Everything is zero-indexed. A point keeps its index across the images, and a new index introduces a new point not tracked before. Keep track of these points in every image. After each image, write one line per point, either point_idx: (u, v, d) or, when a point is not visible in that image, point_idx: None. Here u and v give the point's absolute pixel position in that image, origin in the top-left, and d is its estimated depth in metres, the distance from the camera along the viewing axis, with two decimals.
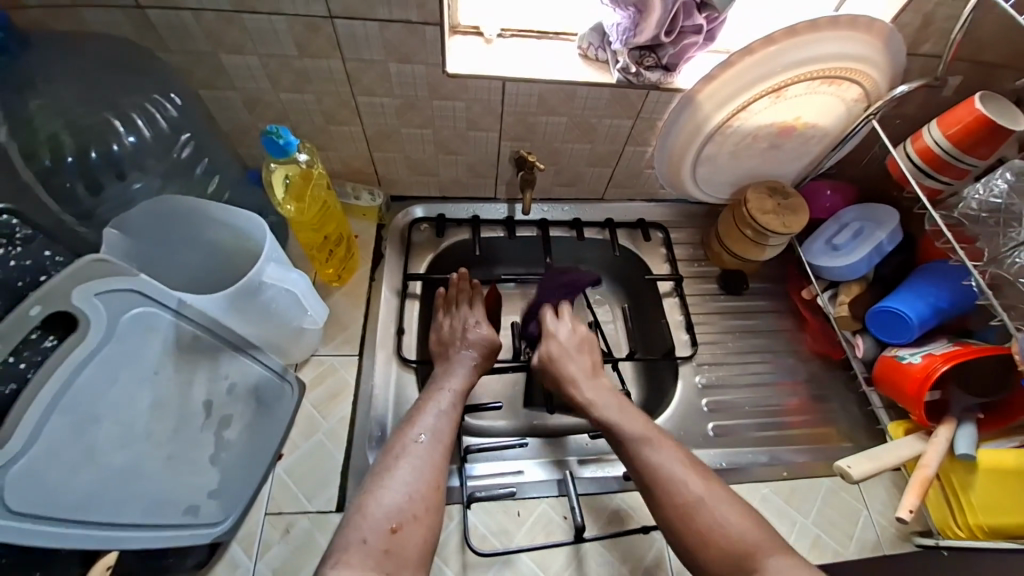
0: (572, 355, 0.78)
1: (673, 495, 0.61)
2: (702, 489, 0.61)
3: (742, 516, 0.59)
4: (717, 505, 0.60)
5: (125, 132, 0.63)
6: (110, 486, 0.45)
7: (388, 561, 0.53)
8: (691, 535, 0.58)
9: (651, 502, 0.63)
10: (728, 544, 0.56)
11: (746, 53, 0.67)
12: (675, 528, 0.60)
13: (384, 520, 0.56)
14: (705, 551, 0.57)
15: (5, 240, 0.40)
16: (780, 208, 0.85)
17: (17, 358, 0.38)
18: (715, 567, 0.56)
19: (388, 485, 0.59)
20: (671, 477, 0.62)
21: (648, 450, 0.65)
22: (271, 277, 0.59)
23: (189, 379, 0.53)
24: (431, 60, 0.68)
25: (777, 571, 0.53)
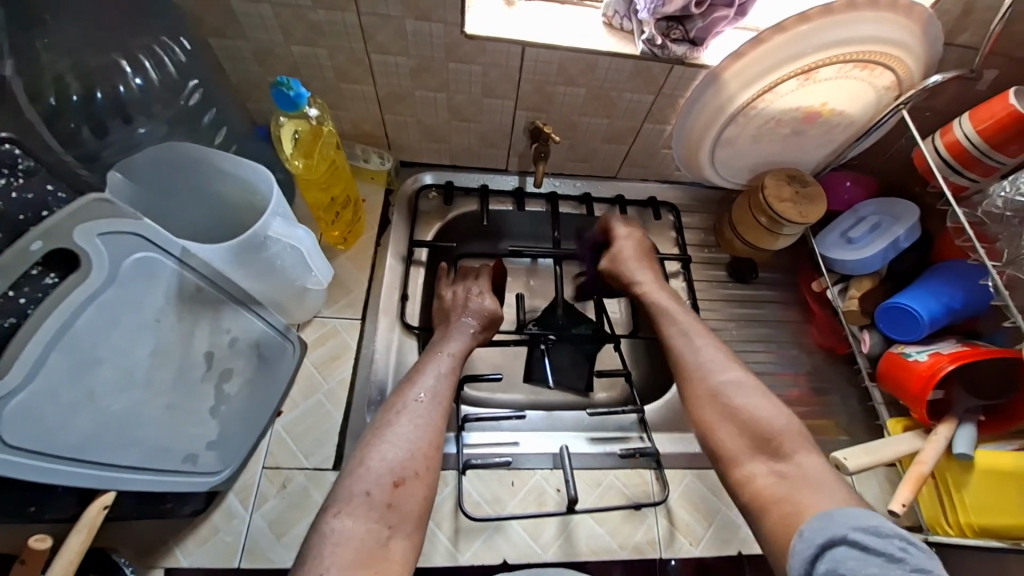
0: (636, 260, 0.83)
1: (706, 380, 0.67)
2: (736, 381, 0.66)
3: (774, 407, 0.63)
4: (753, 396, 0.64)
5: (132, 74, 0.62)
6: (109, 428, 0.45)
7: (392, 514, 0.55)
8: (721, 413, 0.64)
9: (686, 386, 0.69)
10: (755, 428, 0.62)
11: (778, 30, 0.64)
12: (702, 409, 0.66)
13: (387, 474, 0.57)
14: (728, 430, 0.63)
15: (6, 170, 0.39)
16: (798, 196, 0.83)
17: (17, 293, 0.37)
18: (732, 444, 0.62)
19: (392, 441, 0.60)
20: (708, 366, 0.68)
21: (693, 343, 0.71)
22: (276, 232, 0.58)
23: (191, 331, 0.52)
24: (449, 19, 0.65)
25: (798, 458, 0.58)
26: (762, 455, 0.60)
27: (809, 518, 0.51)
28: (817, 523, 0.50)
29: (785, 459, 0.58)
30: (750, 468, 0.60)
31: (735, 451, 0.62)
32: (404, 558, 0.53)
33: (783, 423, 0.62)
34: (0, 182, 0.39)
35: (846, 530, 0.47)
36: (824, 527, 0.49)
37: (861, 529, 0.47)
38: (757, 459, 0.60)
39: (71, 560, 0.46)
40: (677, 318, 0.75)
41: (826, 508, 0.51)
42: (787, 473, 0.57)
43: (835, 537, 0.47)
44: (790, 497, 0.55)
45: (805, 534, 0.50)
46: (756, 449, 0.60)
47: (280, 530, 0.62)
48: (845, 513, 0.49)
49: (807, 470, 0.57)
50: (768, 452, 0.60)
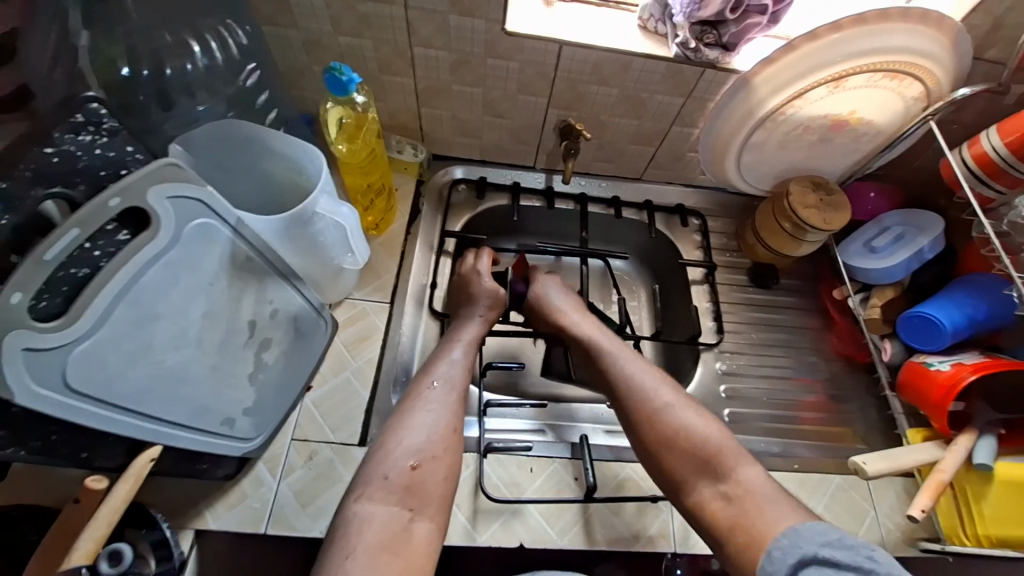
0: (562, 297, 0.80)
1: (644, 407, 0.67)
2: (670, 401, 0.67)
3: (707, 424, 0.65)
4: (688, 416, 0.65)
5: (198, 53, 0.64)
6: (160, 383, 0.48)
7: (412, 497, 0.56)
8: (660, 439, 0.64)
9: (625, 415, 0.68)
10: (694, 451, 0.63)
11: (809, 38, 0.66)
12: (642, 434, 0.66)
13: (405, 458, 0.58)
14: (670, 456, 0.64)
15: (92, 128, 0.37)
16: (823, 204, 0.85)
17: (93, 246, 0.40)
18: (676, 470, 0.63)
19: (407, 429, 0.61)
20: (640, 391, 0.68)
21: (622, 369, 0.70)
22: (323, 209, 0.60)
23: (239, 297, 0.54)
24: (491, 16, 0.68)
25: (741, 475, 0.60)
26: (707, 477, 0.61)
27: (775, 534, 0.54)
28: (787, 541, 0.53)
29: (729, 480, 0.60)
30: (698, 493, 0.61)
31: (678, 478, 0.63)
32: (426, 539, 0.55)
33: (720, 439, 0.63)
34: (87, 138, 0.37)
35: (816, 548, 0.51)
36: (796, 544, 0.52)
37: (828, 544, 0.51)
38: (702, 481, 0.62)
39: (116, 506, 0.47)
40: (604, 346, 0.74)
41: (793, 524, 0.54)
42: (732, 494, 0.60)
43: (807, 556, 0.51)
44: (741, 519, 0.57)
45: (775, 554, 0.53)
46: (699, 471, 0.62)
47: (306, 500, 0.64)
48: (810, 528, 0.53)
49: (751, 489, 0.59)
50: (711, 475, 0.61)
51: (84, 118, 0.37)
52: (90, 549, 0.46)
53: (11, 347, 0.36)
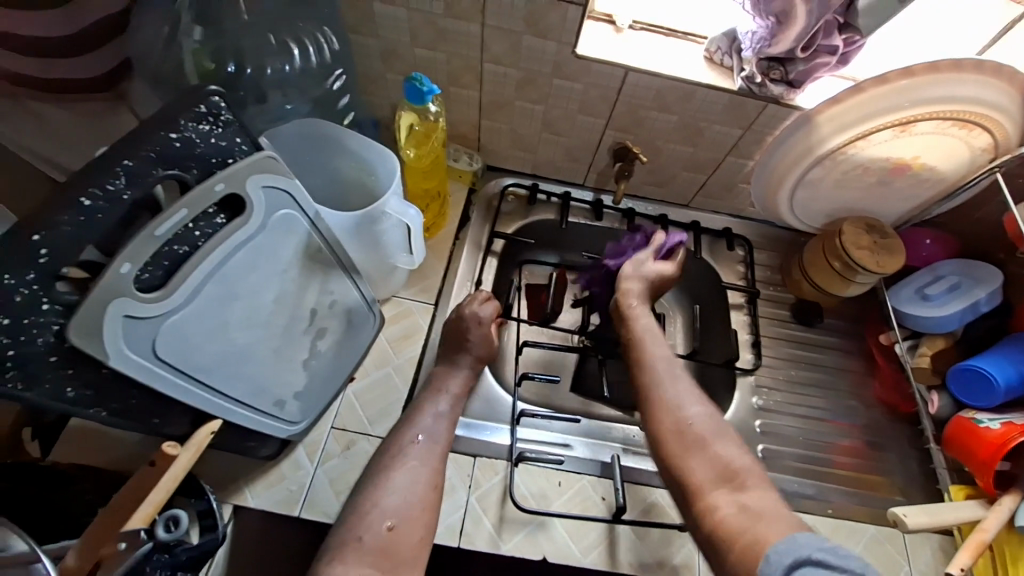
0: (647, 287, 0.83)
1: (674, 413, 0.67)
2: (701, 413, 0.67)
3: (733, 445, 0.64)
4: (716, 431, 0.65)
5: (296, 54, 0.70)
6: (229, 360, 0.50)
7: (386, 561, 0.58)
8: (686, 444, 0.64)
9: (654, 418, 0.68)
10: (718, 461, 0.62)
11: (878, 81, 0.67)
12: (668, 438, 0.66)
13: (382, 520, 0.60)
14: (691, 464, 0.63)
15: (212, 119, 0.41)
16: (876, 246, 0.84)
17: (194, 227, 0.43)
18: (695, 476, 0.62)
19: (386, 488, 0.61)
20: (675, 403, 0.68)
21: (660, 380, 0.71)
22: (391, 209, 0.63)
23: (306, 286, 0.57)
24: (564, 39, 0.71)
25: (758, 490, 0.58)
26: (725, 487, 0.60)
27: (774, 540, 0.51)
28: (784, 546, 0.50)
29: (747, 491, 0.58)
30: (713, 500, 0.59)
31: (691, 483, 0.62)
32: None
33: (744, 456, 0.63)
34: (206, 128, 0.41)
35: (813, 551, 0.48)
36: (792, 548, 0.49)
37: (827, 550, 0.48)
38: (719, 490, 0.60)
39: (174, 478, 0.45)
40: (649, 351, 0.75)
41: (793, 533, 0.52)
42: (749, 505, 0.57)
43: (801, 558, 0.48)
44: (752, 528, 0.54)
45: (771, 557, 0.50)
46: (718, 482, 0.60)
47: (339, 488, 0.66)
48: (807, 536, 0.50)
49: (766, 503, 0.57)
50: (729, 485, 0.60)
51: (205, 109, 0.40)
52: (150, 514, 0.44)
53: (113, 312, 0.38)
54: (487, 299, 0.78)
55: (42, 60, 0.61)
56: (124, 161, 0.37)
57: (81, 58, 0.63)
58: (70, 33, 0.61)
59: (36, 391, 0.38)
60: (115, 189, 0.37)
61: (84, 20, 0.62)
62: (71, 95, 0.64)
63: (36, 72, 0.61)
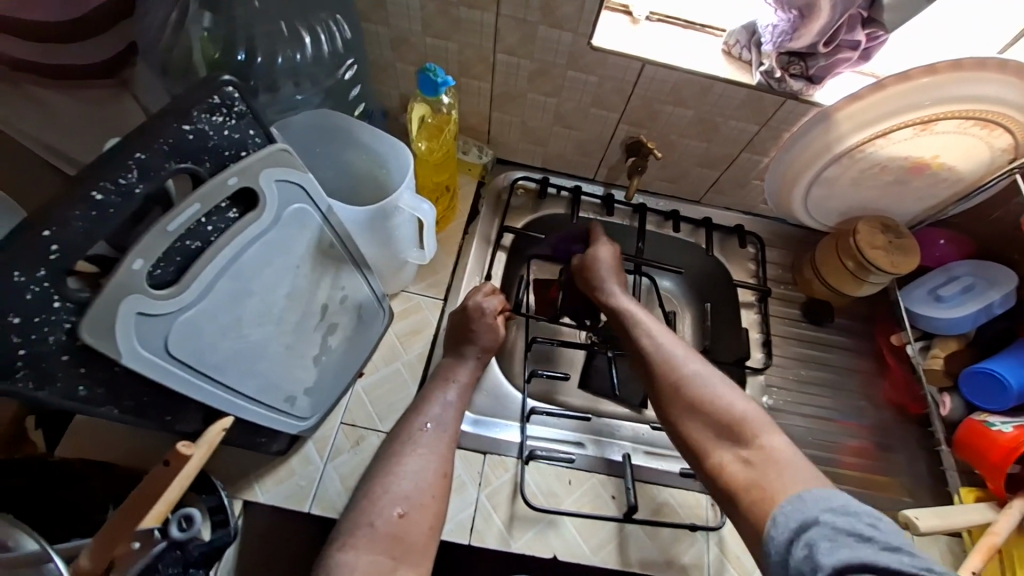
0: (609, 270, 0.81)
1: (670, 371, 0.69)
2: (696, 369, 0.68)
3: (735, 394, 0.65)
4: (713, 384, 0.66)
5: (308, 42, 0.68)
6: (241, 357, 0.49)
7: (398, 547, 0.57)
8: (684, 403, 0.66)
9: (652, 380, 0.70)
10: (718, 416, 0.63)
11: (901, 78, 0.65)
12: (666, 398, 0.68)
13: (393, 506, 0.58)
14: (693, 423, 0.65)
15: (225, 110, 0.40)
16: (890, 246, 0.82)
17: (207, 221, 0.41)
18: (697, 433, 0.64)
19: (398, 474, 0.60)
20: (674, 359, 0.69)
21: (658, 337, 0.72)
22: (404, 204, 0.62)
23: (318, 281, 0.56)
24: (580, 30, 0.69)
25: (764, 442, 0.60)
26: (727, 441, 0.62)
27: (781, 500, 0.54)
28: (790, 507, 0.53)
29: (751, 445, 0.60)
30: (718, 457, 0.62)
31: (701, 440, 0.64)
32: None
33: (745, 407, 0.64)
34: (219, 119, 0.40)
35: (819, 512, 0.51)
36: (797, 509, 0.52)
37: (832, 510, 0.50)
38: (723, 445, 0.62)
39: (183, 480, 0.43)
40: (636, 316, 0.76)
41: (799, 490, 0.54)
42: (753, 458, 0.59)
43: (806, 520, 0.51)
44: (759, 483, 0.57)
45: (779, 518, 0.53)
46: (721, 436, 0.62)
47: (349, 484, 0.66)
48: (814, 495, 0.53)
49: (773, 454, 0.58)
50: (731, 439, 0.62)
51: (219, 100, 0.39)
52: (160, 512, 0.43)
53: (126, 310, 0.37)
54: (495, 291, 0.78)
55: (44, 46, 0.60)
56: (137, 153, 0.35)
57: (86, 45, 0.62)
58: (71, 20, 0.60)
59: (48, 390, 0.37)
60: (127, 183, 0.35)
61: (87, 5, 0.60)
62: (74, 83, 0.62)
63: (39, 59, 0.60)
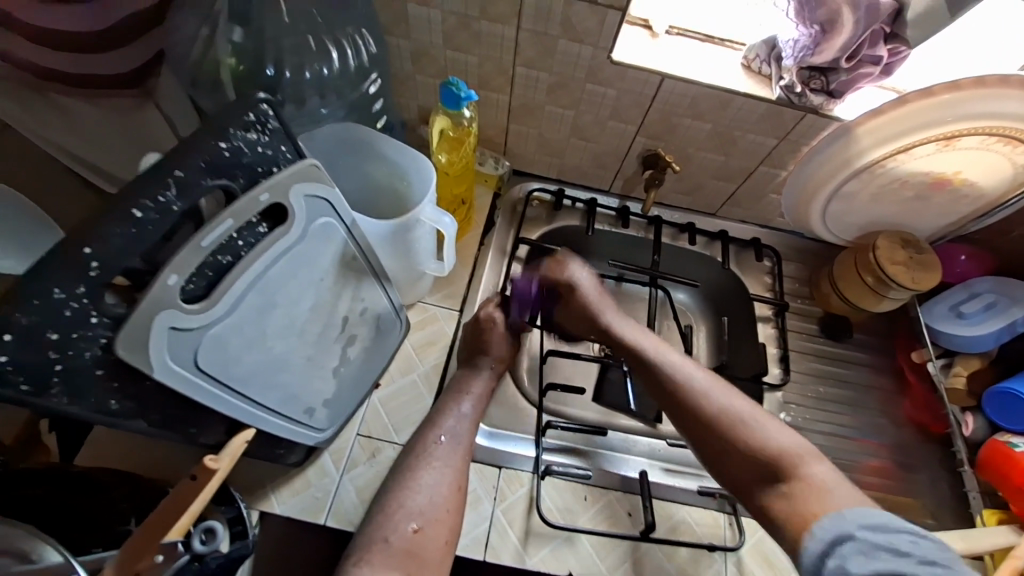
0: (603, 300, 0.77)
1: (701, 411, 0.66)
2: (725, 403, 0.65)
3: (769, 424, 0.64)
4: (746, 418, 0.64)
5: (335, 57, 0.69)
6: (265, 369, 0.50)
7: (413, 563, 0.56)
8: (720, 444, 0.64)
9: (681, 419, 0.67)
10: (757, 454, 0.62)
11: (923, 94, 0.65)
12: (701, 440, 0.65)
13: (407, 522, 0.58)
14: (734, 464, 0.63)
15: (260, 127, 0.41)
16: (911, 261, 0.82)
17: (238, 236, 0.42)
18: (738, 473, 0.63)
19: (413, 488, 0.60)
20: (703, 391, 0.67)
21: (681, 365, 0.69)
22: (426, 216, 0.62)
23: (340, 293, 0.56)
24: (600, 44, 0.69)
25: (806, 474, 0.59)
26: (770, 478, 0.61)
27: (817, 515, 0.56)
28: (828, 522, 0.55)
29: (794, 478, 0.59)
30: (763, 496, 0.61)
31: (744, 480, 0.62)
32: None
33: (780, 437, 0.63)
34: (253, 137, 0.41)
35: (854, 528, 0.53)
36: (835, 524, 0.54)
37: (868, 526, 0.53)
38: (765, 484, 0.61)
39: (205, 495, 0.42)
40: (653, 350, 0.72)
41: (836, 508, 0.56)
42: (796, 492, 0.58)
43: (842, 534, 0.53)
44: (802, 515, 0.57)
45: (816, 532, 0.55)
46: (764, 475, 0.61)
47: (364, 497, 0.65)
48: (854, 512, 0.55)
49: (821, 485, 0.58)
50: (773, 476, 0.61)
51: (254, 117, 0.41)
52: (184, 526, 0.42)
53: (159, 325, 0.37)
54: (508, 301, 0.77)
55: (70, 55, 0.60)
56: (175, 171, 0.36)
57: (112, 55, 0.62)
58: (96, 30, 0.60)
59: (81, 405, 0.38)
60: (166, 201, 0.36)
61: (117, 16, 0.61)
62: (100, 92, 0.63)
63: (65, 67, 0.60)
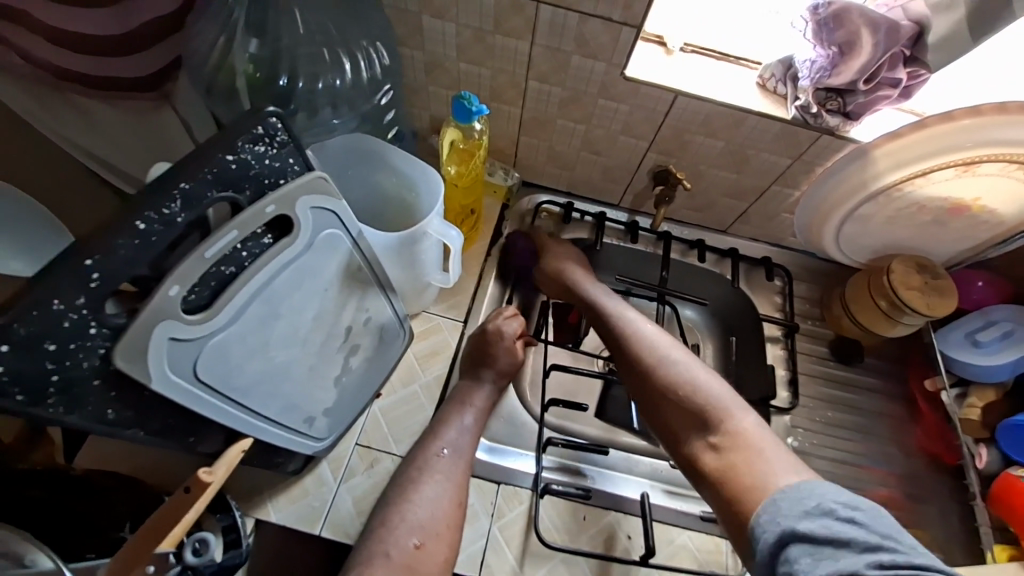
0: (574, 260, 0.82)
1: (642, 360, 0.68)
2: (666, 354, 0.67)
3: (707, 377, 0.64)
4: (683, 371, 0.65)
5: (345, 69, 0.71)
6: (265, 379, 0.49)
7: None
8: (656, 392, 0.65)
9: (625, 368, 0.69)
10: (690, 403, 0.62)
11: (943, 118, 0.64)
12: (640, 387, 0.67)
13: (409, 536, 0.57)
14: (667, 411, 0.64)
15: (268, 140, 0.41)
16: (926, 287, 0.80)
17: (243, 248, 0.42)
18: (671, 421, 0.63)
19: (414, 502, 0.59)
20: (646, 345, 0.69)
21: (631, 323, 0.72)
22: (433, 230, 0.62)
23: (344, 304, 0.56)
24: (614, 60, 0.69)
25: (733, 426, 0.59)
26: (700, 428, 0.61)
27: (758, 507, 0.51)
28: (768, 513, 0.50)
29: (721, 430, 0.59)
30: (691, 445, 0.61)
31: (675, 428, 0.63)
32: None
33: (715, 391, 0.63)
34: (262, 149, 0.41)
35: (794, 522, 0.47)
36: (774, 521, 0.49)
37: (806, 517, 0.47)
38: (695, 433, 0.61)
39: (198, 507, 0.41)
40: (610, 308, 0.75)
41: (771, 493, 0.51)
42: (723, 444, 0.58)
43: (784, 532, 0.47)
44: (729, 472, 0.56)
45: (758, 529, 0.50)
46: (693, 423, 0.61)
47: (362, 508, 0.65)
48: (787, 497, 0.49)
49: (743, 438, 0.57)
50: (702, 426, 0.61)
51: (262, 130, 0.40)
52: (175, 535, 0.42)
53: (159, 335, 0.37)
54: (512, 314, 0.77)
55: (93, 59, 0.61)
56: (182, 183, 0.36)
57: (131, 59, 0.63)
58: (118, 34, 0.61)
59: (78, 414, 0.38)
60: (170, 213, 0.36)
61: (136, 20, 0.61)
62: (119, 94, 0.64)
63: (88, 69, 0.61)
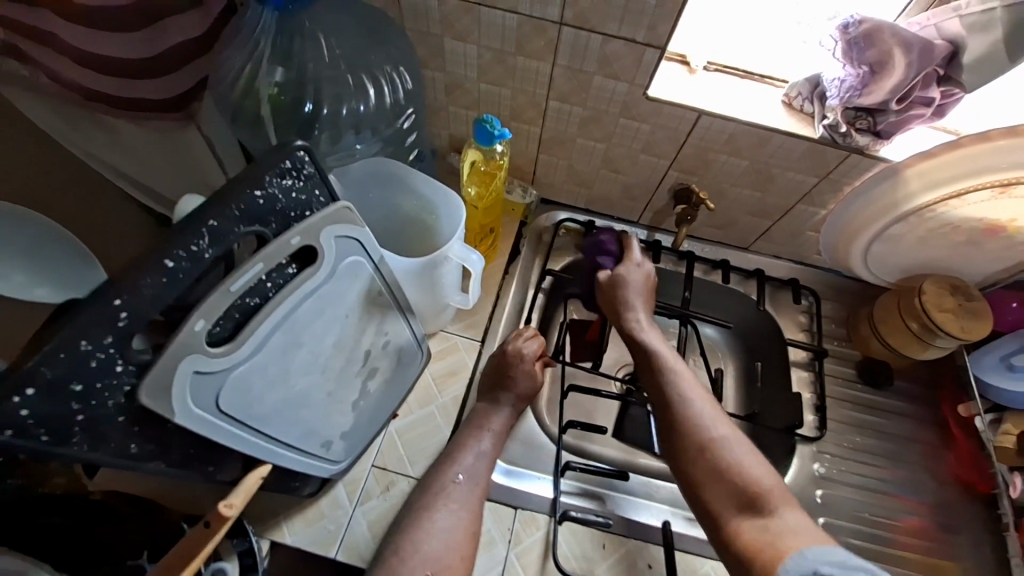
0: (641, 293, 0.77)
1: (691, 421, 0.63)
2: (717, 420, 0.63)
3: (756, 456, 0.61)
4: (734, 443, 0.61)
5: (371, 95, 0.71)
6: (285, 406, 0.49)
7: None
8: (703, 456, 0.61)
9: (669, 425, 0.65)
10: (738, 478, 0.58)
11: (979, 139, 0.61)
12: (682, 447, 0.62)
13: (424, 568, 0.56)
14: (711, 480, 0.59)
15: (295, 173, 0.41)
16: (960, 309, 0.77)
17: (267, 278, 0.42)
18: (712, 491, 0.59)
19: (428, 532, 0.58)
20: (697, 406, 0.64)
21: (679, 376, 0.68)
22: (453, 253, 0.62)
23: (364, 329, 0.56)
24: (637, 80, 0.68)
25: (782, 511, 0.55)
26: (744, 506, 0.57)
27: (783, 559, 0.51)
28: (794, 556, 0.51)
29: (769, 513, 0.55)
30: (732, 520, 0.57)
31: (715, 497, 0.59)
32: None
33: (766, 473, 0.59)
34: (288, 182, 0.41)
35: (818, 565, 0.49)
36: (798, 563, 0.50)
37: (831, 562, 0.49)
38: (739, 510, 0.57)
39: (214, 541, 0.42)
40: (660, 356, 0.70)
41: (800, 547, 0.51)
42: (770, 526, 0.55)
43: (807, 574, 0.49)
44: (771, 550, 0.53)
45: (782, 573, 0.50)
46: (739, 500, 0.58)
47: (377, 532, 0.64)
48: (815, 547, 0.51)
49: (795, 526, 0.54)
50: (748, 505, 0.57)
51: (290, 164, 0.40)
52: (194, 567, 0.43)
53: (184, 369, 0.37)
54: (532, 334, 0.76)
55: (121, 80, 0.62)
56: (209, 221, 0.36)
57: (160, 80, 0.65)
58: (147, 57, 0.63)
59: (102, 450, 0.38)
60: (197, 250, 0.36)
61: (165, 44, 0.63)
62: (144, 114, 0.65)
63: (114, 90, 0.62)
